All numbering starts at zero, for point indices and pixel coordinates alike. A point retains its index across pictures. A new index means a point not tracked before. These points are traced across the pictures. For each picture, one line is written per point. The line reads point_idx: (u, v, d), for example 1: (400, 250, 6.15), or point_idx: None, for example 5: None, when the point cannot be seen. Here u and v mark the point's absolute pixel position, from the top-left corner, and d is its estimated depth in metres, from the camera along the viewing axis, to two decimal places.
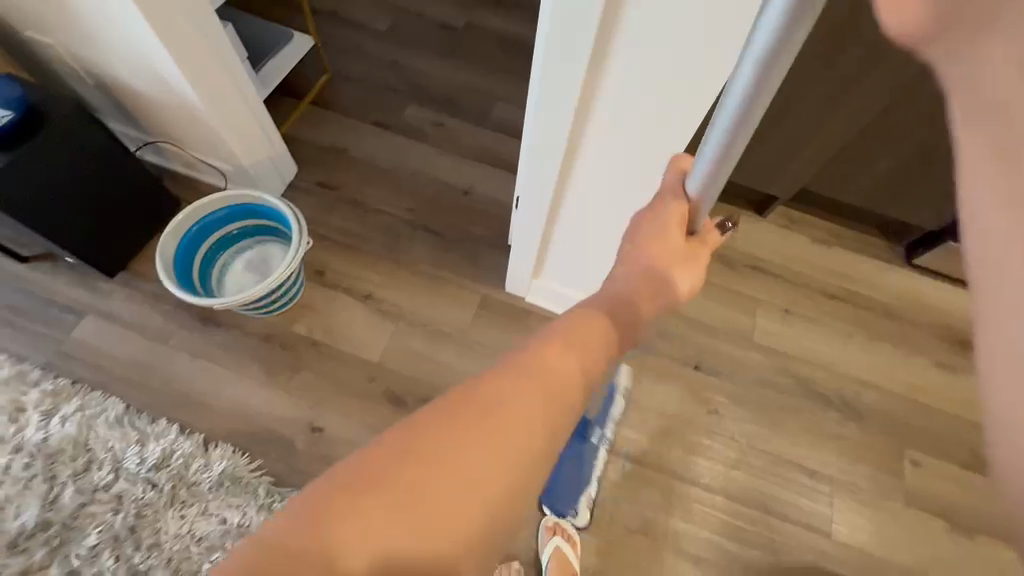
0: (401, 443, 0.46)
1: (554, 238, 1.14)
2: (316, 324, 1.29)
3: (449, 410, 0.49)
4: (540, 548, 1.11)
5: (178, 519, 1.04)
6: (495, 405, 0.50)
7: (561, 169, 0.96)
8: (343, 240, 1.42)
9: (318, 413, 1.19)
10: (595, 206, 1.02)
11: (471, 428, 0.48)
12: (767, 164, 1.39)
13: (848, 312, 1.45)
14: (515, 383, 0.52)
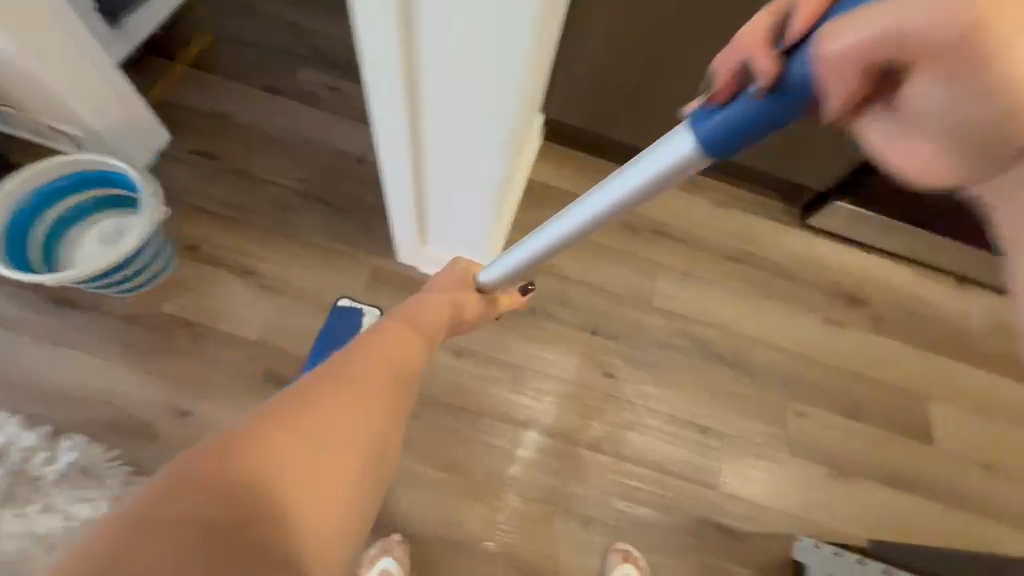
0: (286, 418, 0.61)
1: (429, 211, 1.09)
2: (185, 302, 1.19)
3: (262, 422, 0.60)
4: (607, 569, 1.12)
5: (15, 518, 0.98)
6: (312, 417, 0.61)
7: (412, 147, 0.89)
8: (220, 212, 1.31)
9: (185, 396, 1.11)
10: (454, 181, 0.96)
11: (287, 432, 0.59)
12: (662, 125, 1.37)
13: (747, 273, 1.47)
14: (337, 390, 0.65)
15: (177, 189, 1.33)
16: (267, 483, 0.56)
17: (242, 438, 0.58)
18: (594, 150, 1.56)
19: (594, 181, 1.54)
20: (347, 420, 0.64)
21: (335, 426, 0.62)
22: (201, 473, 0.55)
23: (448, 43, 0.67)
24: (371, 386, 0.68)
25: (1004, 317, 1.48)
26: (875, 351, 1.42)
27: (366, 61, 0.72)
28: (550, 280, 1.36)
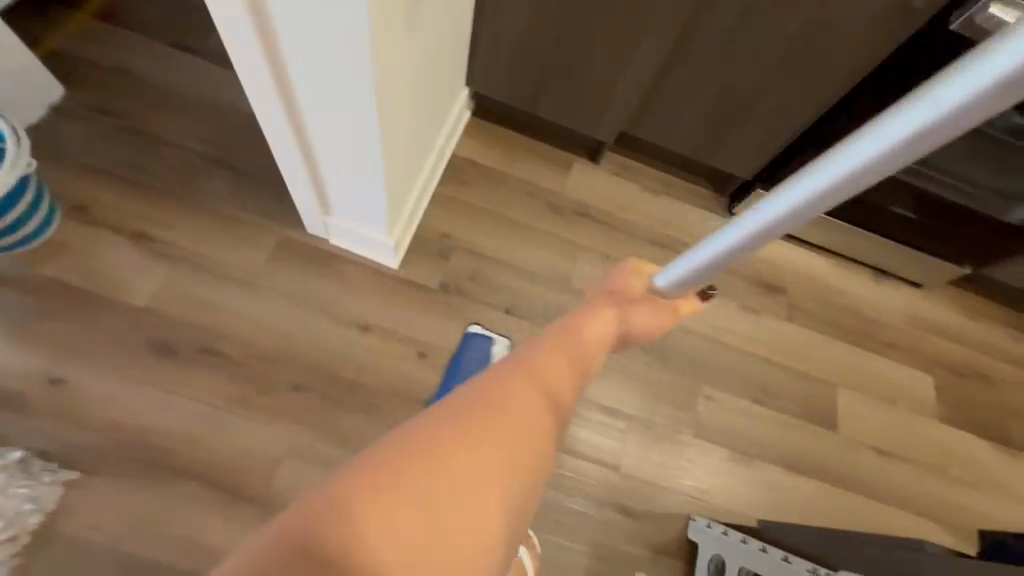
0: (405, 456, 0.49)
1: (324, 179, 1.06)
2: (69, 266, 1.13)
3: (368, 465, 0.48)
4: None
5: None
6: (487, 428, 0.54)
7: (287, 101, 0.88)
8: (115, 173, 1.24)
9: (60, 363, 1.05)
10: (338, 143, 0.94)
11: (420, 472, 0.48)
12: (584, 103, 1.36)
13: (667, 258, 1.48)
14: (484, 405, 0.56)
15: (68, 146, 1.25)
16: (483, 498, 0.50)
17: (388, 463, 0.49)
18: (522, 128, 1.53)
19: (522, 159, 1.51)
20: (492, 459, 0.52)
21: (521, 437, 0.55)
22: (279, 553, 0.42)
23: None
24: (534, 395, 0.60)
25: (912, 309, 1.53)
26: (786, 339, 1.44)
27: None
28: (465, 257, 1.34)
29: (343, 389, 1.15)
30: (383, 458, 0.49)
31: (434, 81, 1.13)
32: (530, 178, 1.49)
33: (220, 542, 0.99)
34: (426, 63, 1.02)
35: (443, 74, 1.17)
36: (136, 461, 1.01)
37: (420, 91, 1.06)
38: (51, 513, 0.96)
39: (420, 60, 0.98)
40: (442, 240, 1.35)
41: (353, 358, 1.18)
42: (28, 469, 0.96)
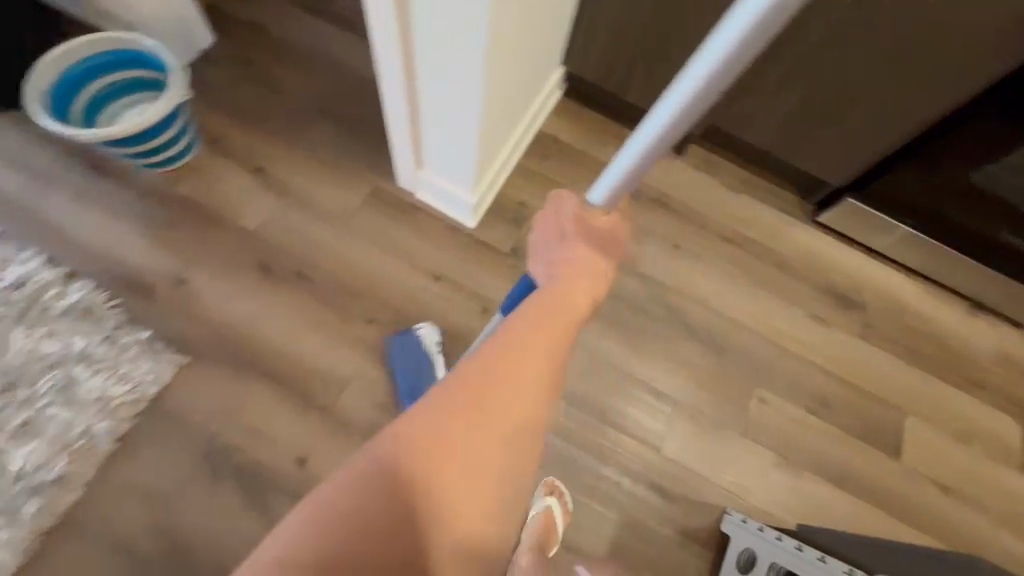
0: (449, 418, 0.63)
1: (424, 134, 1.16)
2: (201, 188, 1.31)
3: (418, 424, 0.62)
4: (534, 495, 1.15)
5: (25, 337, 1.10)
6: (467, 400, 0.64)
7: (405, 57, 0.97)
8: (244, 114, 1.41)
9: (183, 268, 1.23)
10: (444, 100, 1.03)
11: (457, 430, 0.62)
12: None
13: (740, 256, 1.45)
14: (500, 367, 0.67)
15: (210, 87, 1.44)
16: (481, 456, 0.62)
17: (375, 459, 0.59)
18: (610, 111, 1.56)
19: (604, 142, 1.54)
20: (508, 406, 0.66)
21: (506, 392, 0.65)
22: (364, 491, 0.58)
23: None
24: (516, 345, 0.70)
25: (1004, 347, 1.41)
26: (854, 354, 1.38)
27: None
28: (536, 227, 1.40)
29: (411, 329, 1.25)
30: (432, 422, 0.62)
31: (536, 56, 1.20)
32: (610, 161, 1.52)
33: (290, 441, 1.12)
34: (532, 35, 1.09)
35: (544, 50, 1.23)
36: (232, 358, 1.16)
37: (523, 62, 1.13)
38: (166, 387, 1.11)
39: (528, 30, 1.04)
40: (518, 208, 1.42)
41: (423, 302, 1.28)
42: (153, 347, 1.13)
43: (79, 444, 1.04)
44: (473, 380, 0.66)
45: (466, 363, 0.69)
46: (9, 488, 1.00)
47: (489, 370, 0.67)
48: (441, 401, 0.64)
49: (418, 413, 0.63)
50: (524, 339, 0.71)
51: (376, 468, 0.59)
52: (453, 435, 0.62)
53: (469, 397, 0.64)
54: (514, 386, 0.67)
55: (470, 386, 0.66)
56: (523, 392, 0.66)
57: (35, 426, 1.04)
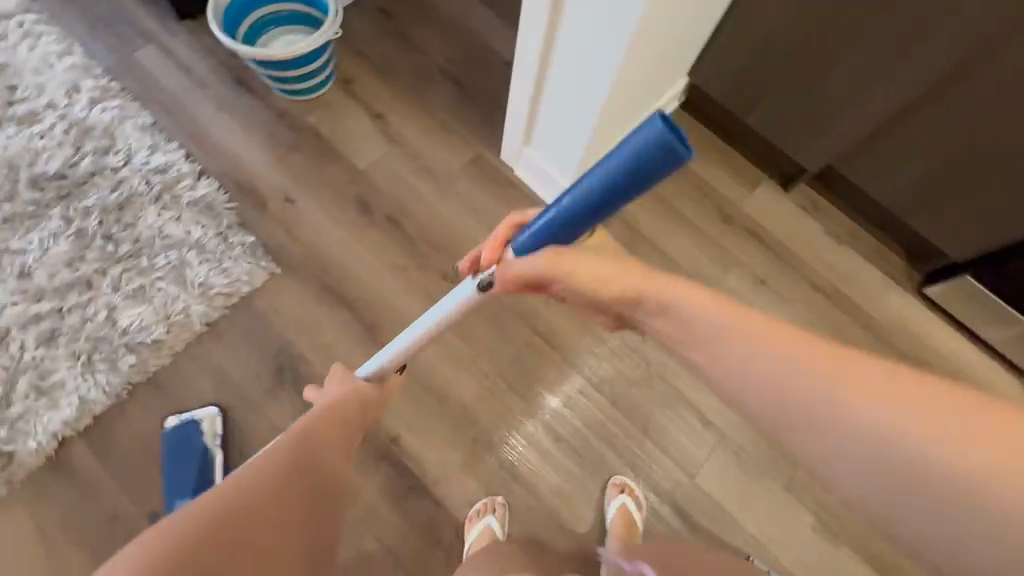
0: (257, 482, 0.69)
1: (540, 116, 1.19)
2: (326, 122, 1.42)
3: (221, 493, 0.65)
4: (606, 500, 1.15)
5: (156, 215, 1.23)
6: (284, 454, 0.74)
7: (546, 37, 1.00)
8: (377, 63, 1.51)
9: (295, 189, 1.34)
10: (570, 86, 1.05)
11: (271, 492, 0.69)
12: (800, 125, 1.30)
13: (825, 306, 1.39)
14: (313, 432, 0.79)
15: (353, 32, 1.54)
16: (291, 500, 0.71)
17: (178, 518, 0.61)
18: (724, 135, 1.52)
19: (711, 160, 1.51)
20: (323, 460, 0.78)
21: (305, 450, 0.76)
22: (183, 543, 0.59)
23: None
24: (329, 419, 0.82)
25: None
26: None
27: None
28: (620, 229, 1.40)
29: None
30: (236, 484, 0.67)
31: (675, 55, 1.17)
32: (712, 180, 1.49)
33: (349, 366, 1.19)
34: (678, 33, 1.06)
35: (683, 51, 1.20)
36: (317, 278, 1.25)
37: (661, 60, 1.10)
38: (258, 289, 1.22)
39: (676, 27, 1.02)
40: None
41: None
42: (255, 251, 1.24)
43: (177, 319, 1.15)
44: (283, 446, 0.75)
45: (271, 444, 0.75)
46: (114, 340, 1.12)
47: (291, 440, 0.76)
48: (246, 467, 0.71)
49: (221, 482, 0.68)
50: (334, 412, 0.83)
51: (172, 527, 0.60)
52: (262, 489, 0.68)
53: (271, 459, 0.72)
54: (314, 446, 0.77)
55: (277, 451, 0.74)
56: (327, 452, 0.79)
57: (145, 293, 1.16)
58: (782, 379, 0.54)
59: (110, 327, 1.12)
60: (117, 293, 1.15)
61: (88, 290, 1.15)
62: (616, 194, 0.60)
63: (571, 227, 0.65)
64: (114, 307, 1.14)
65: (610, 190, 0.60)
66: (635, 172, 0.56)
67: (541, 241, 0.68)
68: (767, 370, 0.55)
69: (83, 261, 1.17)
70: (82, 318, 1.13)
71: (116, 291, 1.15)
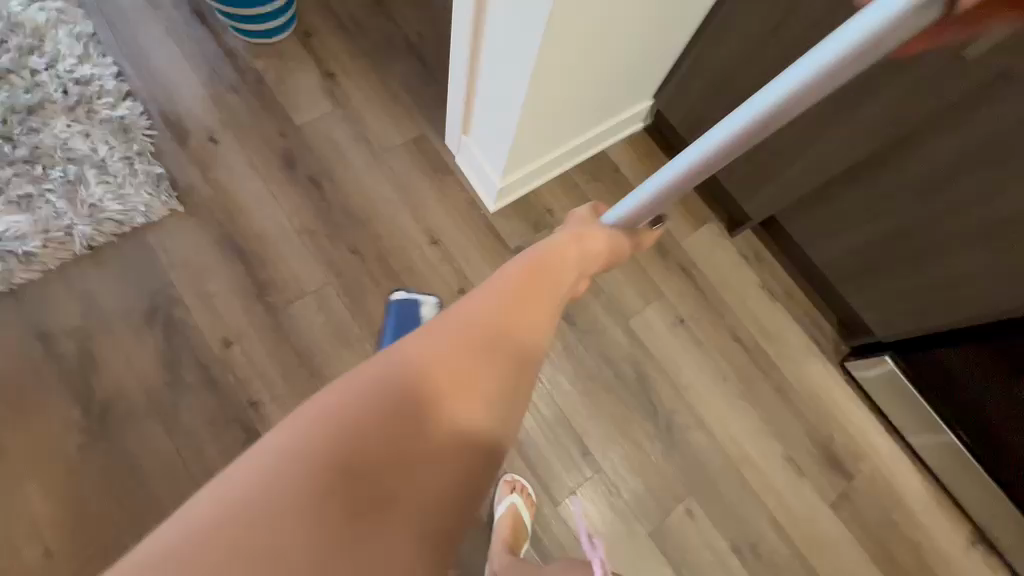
0: (396, 402, 0.51)
1: (476, 104, 1.17)
2: (273, 69, 1.37)
3: (353, 406, 0.50)
4: (496, 501, 1.11)
5: (65, 126, 1.19)
6: (435, 354, 0.55)
7: (477, 19, 1.00)
8: (343, 21, 1.45)
9: (222, 131, 1.28)
10: (500, 73, 1.04)
11: (414, 411, 0.52)
12: (744, 173, 1.27)
13: (740, 359, 1.34)
14: (459, 335, 0.57)
15: None
16: (444, 419, 0.53)
17: (309, 426, 0.48)
18: None
19: None
20: (485, 360, 0.57)
21: (459, 338, 0.57)
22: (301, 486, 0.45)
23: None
24: (507, 293, 0.63)
25: None
26: (805, 514, 1.25)
27: None
28: None
29: (386, 276, 1.24)
30: (372, 400, 0.51)
31: (619, 66, 1.14)
32: None
33: (229, 321, 1.14)
34: (615, 38, 1.05)
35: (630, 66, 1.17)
36: (219, 225, 1.20)
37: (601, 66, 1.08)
38: (156, 224, 1.17)
39: (609, 29, 1.00)
40: (544, 214, 1.36)
41: (410, 258, 1.27)
42: (158, 184, 1.19)
43: (56, 236, 1.11)
44: (428, 343, 0.56)
45: (417, 340, 0.56)
46: None
47: (447, 330, 0.58)
48: (387, 357, 0.55)
49: (356, 375, 0.53)
50: (516, 287, 0.64)
51: (306, 433, 0.48)
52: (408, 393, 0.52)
53: (419, 356, 0.55)
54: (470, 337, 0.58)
55: (424, 344, 0.56)
56: (500, 350, 0.59)
57: (30, 203, 1.12)
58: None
59: None
60: (2, 197, 1.12)
61: None
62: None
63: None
64: None
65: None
66: None
67: None
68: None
69: None
70: None
71: (1, 196, 1.11)
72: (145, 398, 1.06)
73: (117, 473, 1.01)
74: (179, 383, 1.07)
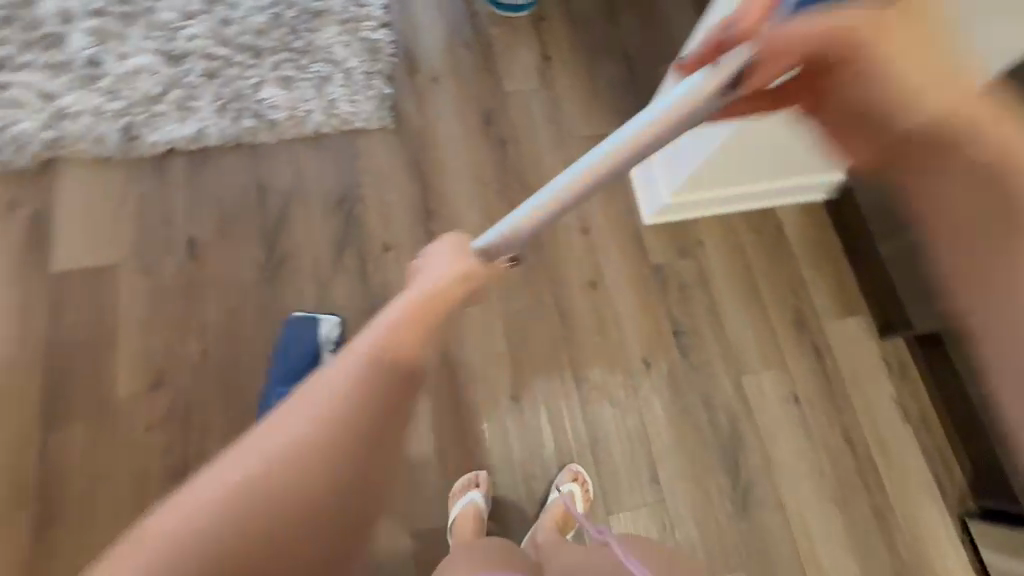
0: (217, 539, 0.37)
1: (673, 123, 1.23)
2: (503, 39, 1.52)
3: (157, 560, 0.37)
4: (554, 482, 1.14)
5: (335, 34, 1.42)
6: (259, 471, 0.39)
7: None
8: (576, 17, 1.58)
9: (444, 76, 1.46)
10: None
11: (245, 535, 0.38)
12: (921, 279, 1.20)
13: (846, 462, 1.24)
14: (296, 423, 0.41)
15: None
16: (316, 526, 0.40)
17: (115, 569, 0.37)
18: (853, 251, 1.41)
19: (824, 264, 1.40)
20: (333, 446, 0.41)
21: (332, 416, 0.41)
22: None
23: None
24: (359, 358, 0.45)
25: None
26: None
27: None
28: (691, 269, 1.35)
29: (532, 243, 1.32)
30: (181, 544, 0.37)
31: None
32: (811, 283, 1.38)
33: (393, 230, 1.28)
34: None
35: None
36: (414, 151, 1.36)
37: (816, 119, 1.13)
38: (370, 133, 1.36)
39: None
40: (695, 244, 1.37)
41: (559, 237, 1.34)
42: (384, 102, 1.38)
43: (298, 115, 1.33)
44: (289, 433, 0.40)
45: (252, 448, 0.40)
46: (248, 104, 1.32)
47: (322, 400, 0.42)
48: (234, 456, 0.40)
49: (170, 513, 0.38)
50: (388, 336, 0.48)
51: None
52: (275, 496, 0.39)
53: (284, 451, 0.40)
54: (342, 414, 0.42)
55: (285, 439, 0.40)
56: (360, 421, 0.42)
57: (290, 84, 1.35)
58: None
59: (251, 92, 1.33)
60: (273, 72, 1.35)
61: (255, 58, 1.36)
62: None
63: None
64: (264, 81, 1.34)
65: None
66: None
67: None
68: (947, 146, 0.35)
69: (266, 36, 1.38)
70: (238, 75, 1.34)
71: (272, 71, 1.35)
72: (311, 266, 1.23)
73: (270, 316, 1.18)
74: (339, 264, 1.23)
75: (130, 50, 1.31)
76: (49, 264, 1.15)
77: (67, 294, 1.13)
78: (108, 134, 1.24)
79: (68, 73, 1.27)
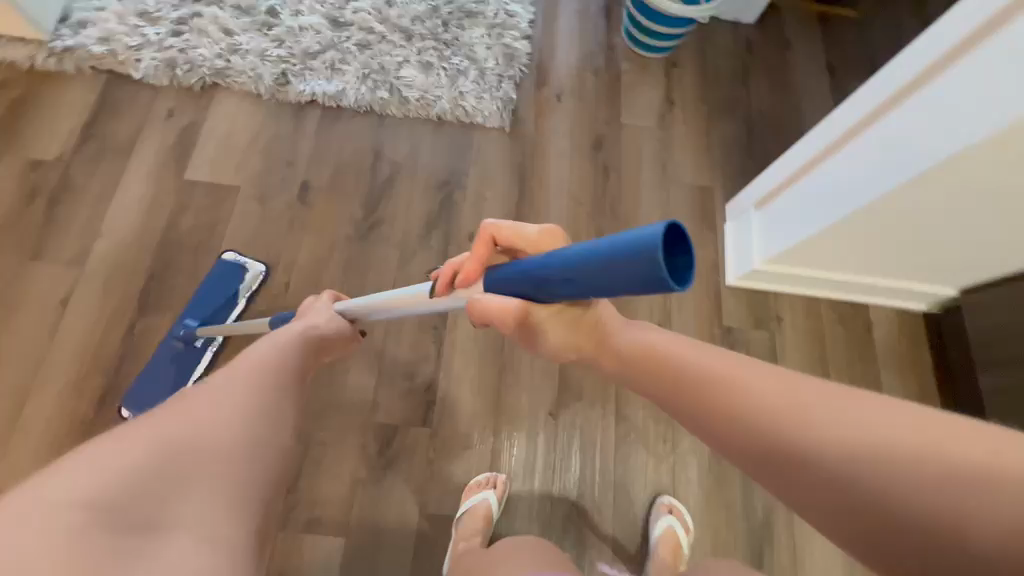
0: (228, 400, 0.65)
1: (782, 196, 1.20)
2: (632, 76, 1.57)
3: (184, 408, 0.62)
4: (652, 521, 1.12)
5: (480, 36, 1.51)
6: (205, 392, 0.65)
7: (845, 134, 1.03)
8: (707, 72, 1.61)
9: (567, 95, 1.52)
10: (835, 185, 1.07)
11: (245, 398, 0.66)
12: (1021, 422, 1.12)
13: None
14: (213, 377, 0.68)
15: (713, 40, 1.66)
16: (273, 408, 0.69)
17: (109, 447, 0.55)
18: (942, 373, 1.33)
19: (906, 377, 1.33)
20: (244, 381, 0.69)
21: (229, 395, 0.66)
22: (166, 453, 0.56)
23: (1011, 51, 0.77)
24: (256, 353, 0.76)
25: None
26: None
27: (915, 49, 0.89)
28: (763, 341, 1.31)
29: None
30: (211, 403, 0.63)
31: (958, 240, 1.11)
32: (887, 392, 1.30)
33: (482, 222, 1.33)
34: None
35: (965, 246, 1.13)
36: (521, 156, 1.42)
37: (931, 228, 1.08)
38: (487, 130, 1.43)
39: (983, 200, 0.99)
40: (772, 317, 1.33)
41: None
42: (507, 105, 1.45)
43: (428, 98, 1.42)
44: (178, 415, 0.61)
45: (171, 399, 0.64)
46: (387, 78, 1.42)
47: (241, 372, 0.71)
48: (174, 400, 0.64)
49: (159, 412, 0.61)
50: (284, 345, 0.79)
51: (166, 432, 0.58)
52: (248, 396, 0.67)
53: (219, 409, 0.63)
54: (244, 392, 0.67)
55: (217, 399, 0.64)
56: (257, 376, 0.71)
57: (428, 70, 1.45)
58: (809, 426, 0.50)
59: (393, 68, 1.44)
60: (416, 56, 1.46)
61: (405, 40, 1.47)
62: (618, 284, 0.44)
63: (538, 281, 0.54)
64: (407, 61, 1.45)
65: (606, 274, 0.45)
66: (599, 257, 0.45)
67: (507, 282, 0.59)
68: (809, 433, 0.49)
69: (420, 23, 1.50)
70: (386, 51, 1.45)
71: (416, 54, 1.46)
72: (400, 233, 1.29)
73: (352, 268, 1.24)
74: (424, 239, 1.29)
75: (304, 9, 1.46)
76: (184, 170, 1.28)
77: (190, 201, 1.25)
78: (264, 74, 1.38)
79: (249, 17, 1.43)
